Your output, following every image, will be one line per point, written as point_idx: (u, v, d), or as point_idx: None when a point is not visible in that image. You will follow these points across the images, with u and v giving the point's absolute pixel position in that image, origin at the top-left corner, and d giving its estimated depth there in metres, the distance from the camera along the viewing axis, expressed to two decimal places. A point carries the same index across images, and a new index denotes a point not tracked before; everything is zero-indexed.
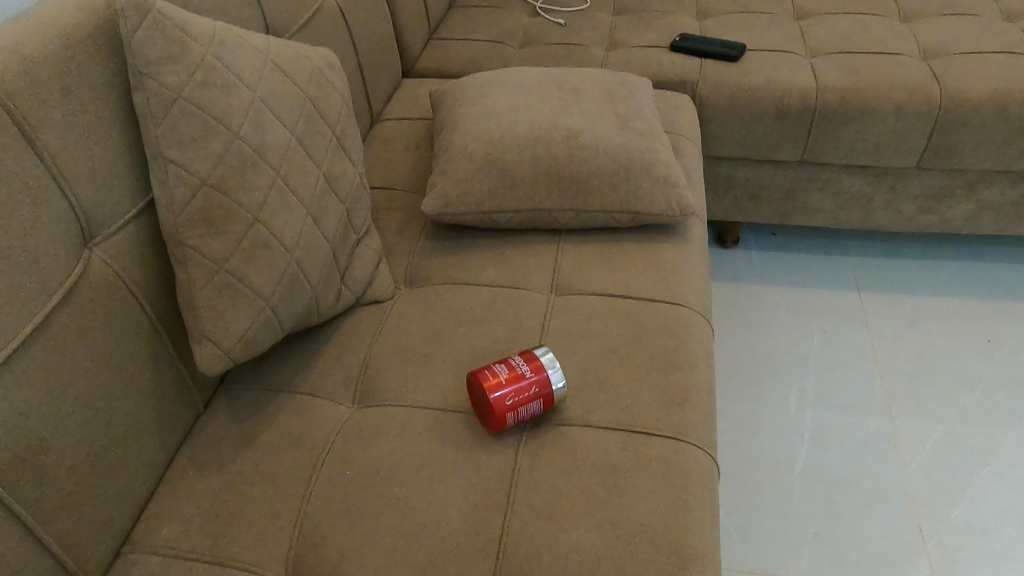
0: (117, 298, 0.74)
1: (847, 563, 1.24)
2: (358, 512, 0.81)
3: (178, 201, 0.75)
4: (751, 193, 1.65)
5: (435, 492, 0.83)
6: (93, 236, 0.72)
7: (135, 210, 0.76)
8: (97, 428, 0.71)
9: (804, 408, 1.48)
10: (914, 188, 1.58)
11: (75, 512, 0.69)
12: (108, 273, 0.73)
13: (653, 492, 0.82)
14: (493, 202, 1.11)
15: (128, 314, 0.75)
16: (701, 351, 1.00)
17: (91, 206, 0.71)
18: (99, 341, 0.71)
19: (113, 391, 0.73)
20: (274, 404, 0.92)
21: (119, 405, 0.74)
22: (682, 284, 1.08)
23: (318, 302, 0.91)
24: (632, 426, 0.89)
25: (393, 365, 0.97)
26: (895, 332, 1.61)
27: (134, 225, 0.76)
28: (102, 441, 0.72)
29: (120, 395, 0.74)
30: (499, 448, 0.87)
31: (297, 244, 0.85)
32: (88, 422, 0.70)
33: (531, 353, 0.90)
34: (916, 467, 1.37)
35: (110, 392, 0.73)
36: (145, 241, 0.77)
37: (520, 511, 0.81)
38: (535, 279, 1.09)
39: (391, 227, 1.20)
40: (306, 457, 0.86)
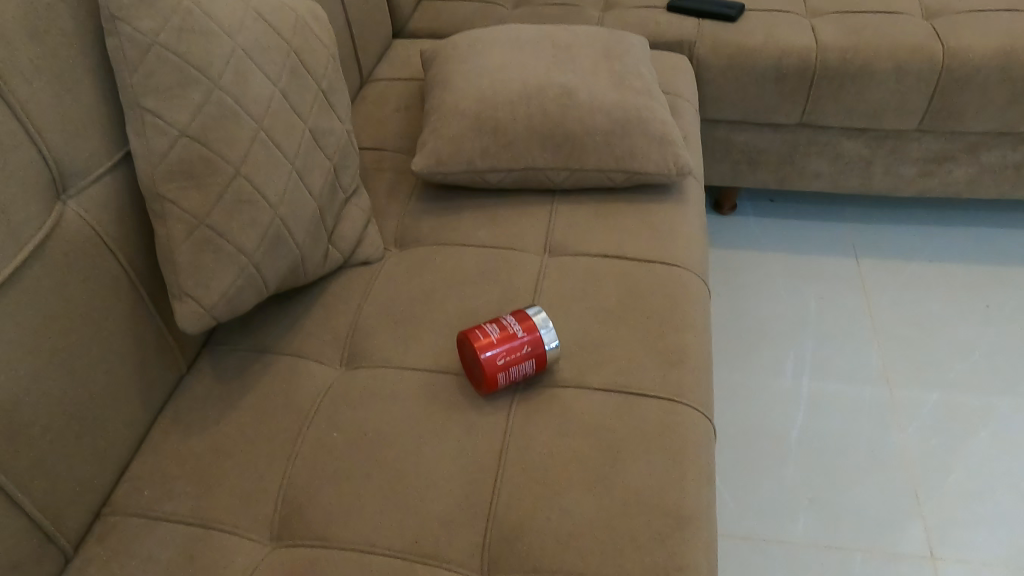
0: (92, 251, 0.72)
1: (842, 529, 1.23)
2: (346, 474, 0.79)
3: (156, 152, 0.72)
4: (748, 157, 1.63)
5: (426, 454, 0.81)
6: (67, 187, 0.70)
7: (111, 162, 0.74)
8: (73, 385, 0.69)
9: (801, 375, 1.46)
10: (914, 151, 1.55)
11: (51, 471, 0.67)
12: (83, 226, 0.70)
13: (648, 453, 0.81)
14: (485, 161, 1.09)
15: (105, 270, 0.73)
16: (697, 312, 0.98)
17: (64, 156, 0.68)
18: (74, 295, 0.69)
19: (89, 347, 0.71)
20: (260, 365, 0.90)
21: (96, 362, 0.72)
22: (678, 245, 1.06)
23: (304, 261, 0.89)
24: (626, 387, 0.87)
25: (383, 327, 0.95)
26: (893, 299, 1.60)
27: (109, 177, 0.74)
28: (79, 399, 0.70)
29: (96, 352, 0.72)
30: (490, 410, 0.86)
31: (282, 200, 0.83)
32: (65, 379, 0.68)
33: (523, 313, 0.88)
34: (912, 433, 1.36)
35: (86, 348, 0.71)
36: (122, 194, 0.75)
37: (512, 473, 0.79)
38: (528, 240, 1.07)
39: (381, 187, 1.17)
40: (292, 419, 0.84)
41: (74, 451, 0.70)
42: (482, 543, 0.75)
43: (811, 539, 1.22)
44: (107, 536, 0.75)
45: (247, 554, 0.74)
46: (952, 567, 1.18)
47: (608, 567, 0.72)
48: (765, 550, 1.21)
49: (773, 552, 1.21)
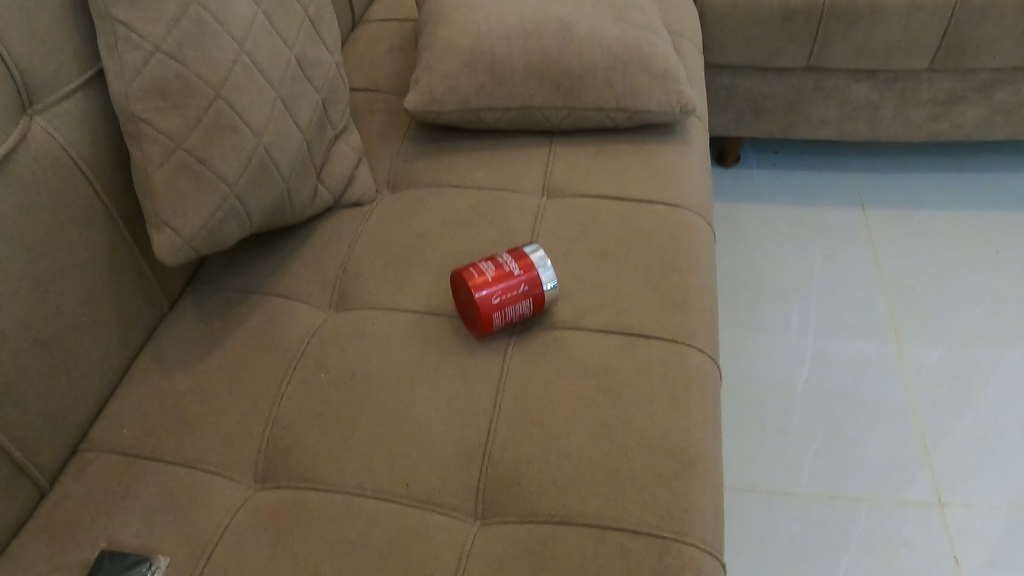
0: (62, 171, 0.70)
1: (848, 479, 1.21)
2: (335, 417, 0.76)
3: (129, 68, 0.69)
4: (753, 103, 1.58)
5: (418, 397, 0.78)
6: (34, 101, 0.68)
7: (82, 79, 0.72)
8: (37, 309, 0.68)
9: (806, 327, 1.43)
10: (924, 93, 1.52)
11: (12, 396, 0.66)
12: (51, 143, 0.69)
13: (650, 394, 0.77)
14: (481, 99, 1.04)
15: (75, 191, 0.71)
16: (702, 253, 0.94)
17: (30, 68, 0.66)
18: (41, 215, 0.68)
19: (58, 271, 0.70)
20: (246, 307, 0.87)
21: (65, 287, 0.71)
22: (681, 186, 1.02)
23: (291, 196, 0.86)
24: (627, 328, 0.83)
25: (374, 269, 0.91)
26: (900, 248, 1.56)
27: (80, 95, 0.72)
28: (44, 324, 0.69)
29: (65, 276, 0.71)
30: (486, 352, 0.82)
31: (266, 128, 0.80)
32: (28, 302, 0.67)
33: (520, 251, 0.84)
34: (919, 382, 1.33)
35: (54, 271, 0.69)
36: (94, 114, 0.73)
37: (508, 415, 0.76)
38: (525, 181, 1.03)
39: (373, 128, 1.12)
40: (278, 361, 0.82)
41: (42, 376, 0.69)
42: (476, 487, 0.72)
43: (817, 490, 1.20)
44: (84, 472, 0.73)
45: (231, 496, 0.72)
46: (959, 514, 1.16)
47: (609, 509, 0.69)
48: (770, 502, 1.19)
49: (778, 504, 1.19)
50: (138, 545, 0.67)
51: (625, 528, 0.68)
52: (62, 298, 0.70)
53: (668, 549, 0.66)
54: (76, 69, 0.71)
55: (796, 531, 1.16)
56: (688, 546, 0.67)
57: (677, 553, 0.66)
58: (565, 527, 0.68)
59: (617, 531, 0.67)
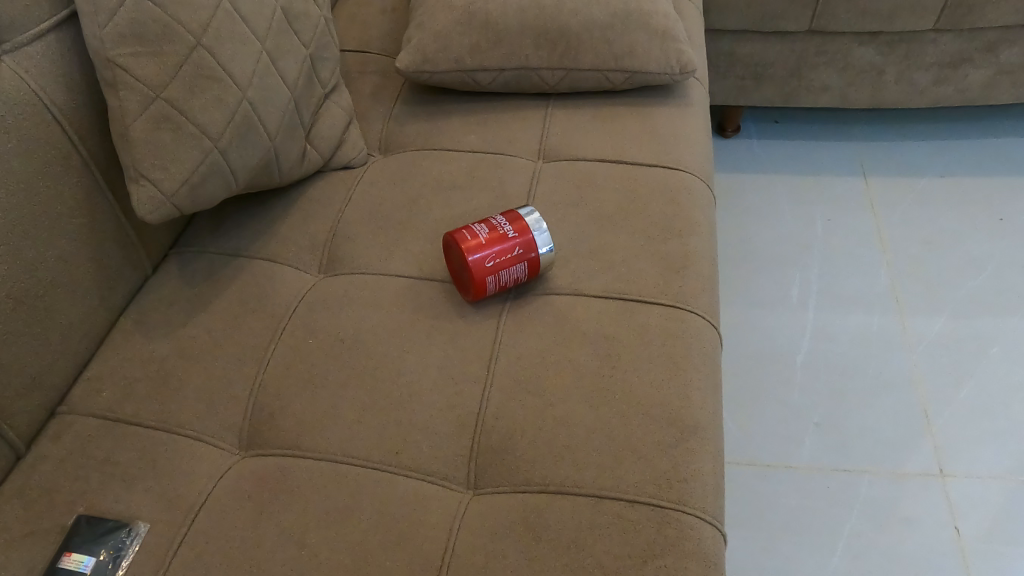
0: (33, 118, 0.66)
1: (849, 451, 1.19)
2: (324, 383, 0.74)
3: (103, 9, 0.66)
4: (754, 70, 1.56)
5: (408, 363, 0.75)
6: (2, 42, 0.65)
7: (54, 22, 0.69)
8: (11, 261, 0.65)
9: (807, 299, 1.40)
10: (930, 55, 1.50)
11: None
12: (21, 88, 0.65)
13: (649, 361, 0.75)
14: (475, 59, 1.01)
15: (49, 141, 0.68)
16: (702, 217, 0.91)
17: None
18: (12, 163, 0.64)
19: (31, 223, 0.67)
20: (231, 271, 0.84)
21: (39, 241, 0.68)
22: (682, 149, 0.99)
23: (277, 154, 0.83)
24: (626, 293, 0.81)
25: (365, 232, 0.88)
26: (903, 217, 1.53)
27: (51, 39, 0.69)
28: (18, 278, 0.66)
29: (40, 230, 0.68)
30: (479, 317, 0.80)
31: (250, 82, 0.76)
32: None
33: (515, 213, 0.81)
34: (922, 352, 1.31)
35: (27, 223, 0.66)
36: (67, 60, 0.70)
37: (502, 381, 0.74)
38: (521, 144, 1.00)
39: (364, 90, 1.09)
40: (265, 325, 0.79)
41: (16, 332, 0.67)
42: (469, 456, 0.70)
43: (817, 462, 1.18)
44: (61, 436, 0.70)
45: (215, 463, 0.69)
46: (961, 484, 1.14)
47: (606, 478, 0.66)
48: (769, 475, 1.17)
49: (778, 476, 1.17)
50: (117, 511, 0.65)
51: (622, 498, 0.65)
52: (36, 252, 0.68)
53: (667, 518, 0.64)
54: (47, 10, 0.68)
55: (796, 504, 1.14)
56: (688, 516, 0.65)
57: (677, 522, 0.64)
58: (560, 496, 0.66)
59: (614, 500, 0.65)
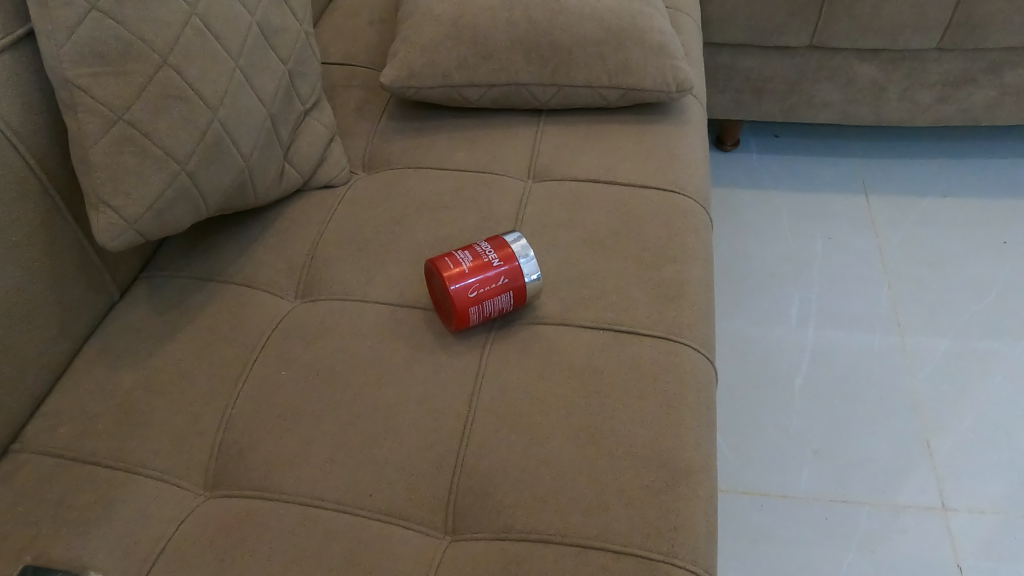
0: None
1: (848, 480, 1.15)
2: (295, 418, 0.70)
3: (61, 26, 0.63)
4: (754, 84, 1.53)
5: (385, 398, 0.71)
6: None
7: (10, 39, 0.65)
8: None
9: (807, 320, 1.37)
10: (933, 73, 1.47)
11: None
12: None
13: (641, 397, 0.71)
14: (463, 75, 0.97)
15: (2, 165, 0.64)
16: (699, 243, 0.87)
17: None
18: None
19: None
20: (202, 296, 0.80)
21: None
22: (678, 170, 0.95)
23: (252, 175, 0.80)
24: (617, 324, 0.77)
25: (345, 256, 0.84)
26: (905, 238, 1.49)
27: (6, 56, 0.65)
28: None
29: None
30: (462, 348, 0.76)
31: (222, 100, 0.73)
32: None
33: (501, 239, 0.77)
34: (924, 379, 1.27)
35: None
36: (23, 79, 0.66)
37: (484, 419, 0.70)
38: (510, 163, 0.96)
39: (350, 104, 1.05)
40: (236, 355, 0.75)
41: None
42: (446, 499, 0.66)
43: (815, 492, 1.14)
44: (15, 474, 0.66)
45: (175, 504, 0.66)
46: (964, 518, 1.10)
47: (592, 528, 0.62)
48: (765, 505, 1.14)
49: (773, 506, 1.13)
50: (68, 558, 0.61)
51: (608, 549, 0.61)
52: None
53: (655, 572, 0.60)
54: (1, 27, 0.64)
55: (792, 536, 1.10)
56: (679, 570, 0.61)
57: None
58: (542, 547, 0.62)
59: (600, 552, 0.61)
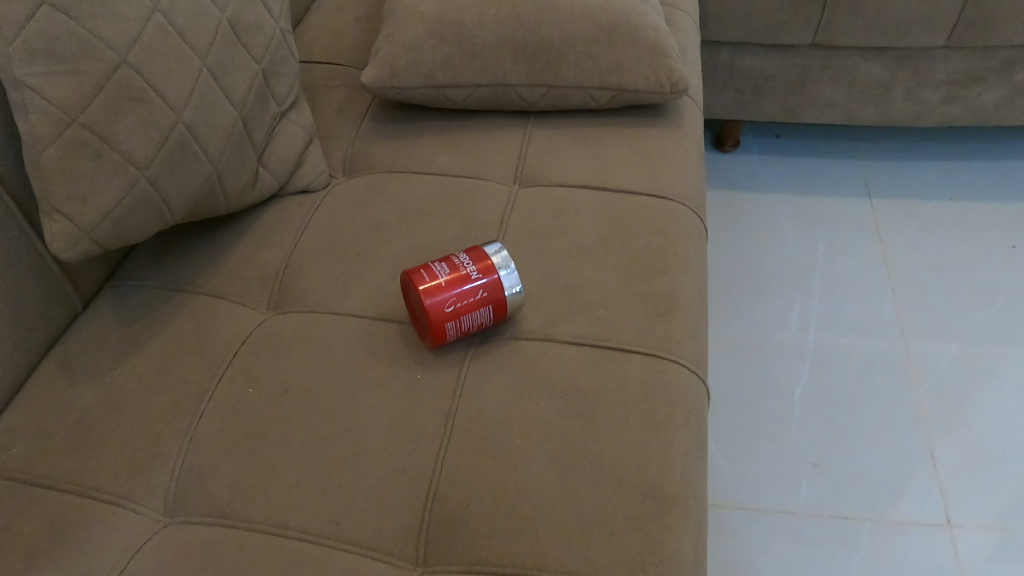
0: None
1: (848, 495, 1.11)
2: (261, 438, 0.66)
3: (9, 21, 0.58)
4: (755, 83, 1.50)
5: (357, 417, 0.68)
6: None
7: None
8: None
9: (807, 326, 1.33)
10: (940, 73, 1.43)
11: None
12: None
13: (626, 419, 0.67)
14: (448, 75, 0.93)
15: None
16: (692, 252, 0.83)
17: None
18: None
19: None
20: (169, 307, 0.77)
21: None
22: (672, 175, 0.91)
23: (222, 181, 0.76)
24: (603, 340, 0.73)
25: (320, 265, 0.80)
26: (909, 242, 1.45)
27: None
28: None
29: None
30: (440, 364, 0.72)
31: (187, 102, 0.70)
32: None
33: (481, 250, 0.73)
34: (929, 389, 1.23)
35: None
36: None
37: (461, 441, 0.66)
38: (496, 167, 0.92)
39: (331, 104, 1.01)
40: (202, 370, 0.71)
41: None
42: (418, 527, 0.62)
43: (814, 508, 1.10)
44: None
45: (132, 530, 0.62)
46: (970, 536, 1.06)
47: (571, 561, 0.59)
48: (762, 521, 1.10)
49: (771, 522, 1.09)
50: None
51: None
52: None
53: None
54: None
55: (791, 553, 1.06)
56: None
57: None
58: None
59: None
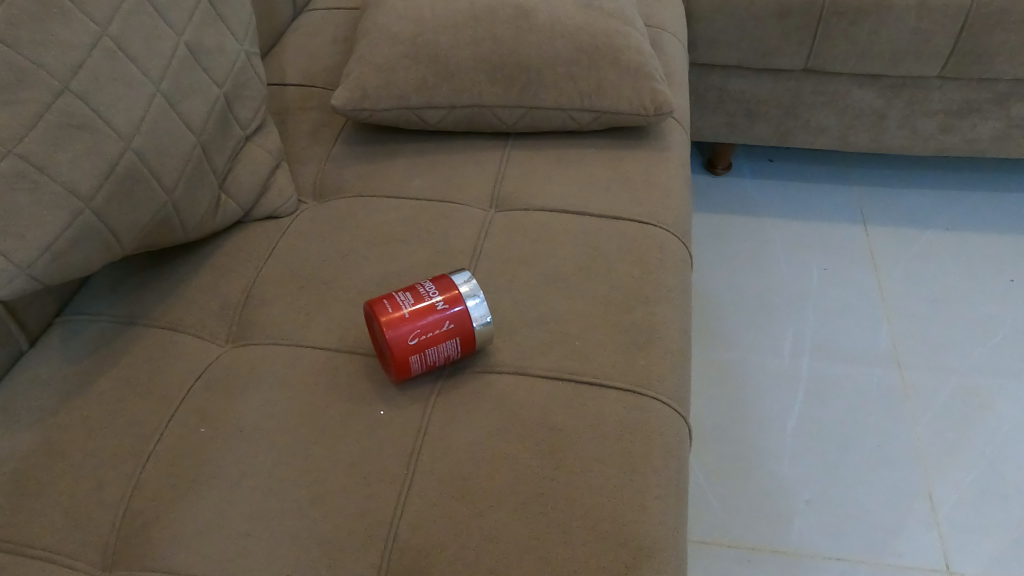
0: None
1: (843, 535, 1.07)
2: (210, 482, 0.62)
3: None
4: (746, 108, 1.47)
5: (314, 459, 0.63)
6: None
7: None
8: None
9: (801, 355, 1.29)
10: (934, 102, 1.40)
11: None
12: None
13: (600, 462, 0.63)
14: (422, 97, 0.90)
15: None
16: (674, 282, 0.80)
17: None
18: None
19: None
20: (121, 341, 0.73)
21: None
22: (655, 200, 0.87)
23: (179, 210, 0.73)
24: (578, 374, 0.69)
25: (282, 294, 0.76)
26: (905, 272, 1.42)
27: None
28: None
29: None
30: (404, 400, 0.68)
31: (137, 129, 0.66)
32: None
33: (449, 279, 0.69)
34: (925, 425, 1.19)
35: None
36: None
37: (424, 485, 0.61)
38: (472, 191, 0.88)
39: (303, 127, 0.98)
40: (151, 409, 0.67)
41: None
42: None
43: (808, 548, 1.06)
44: None
45: None
46: None
47: None
48: (753, 561, 1.05)
49: (762, 562, 1.04)
50: None
51: None
52: None
53: None
54: None
55: None
56: None
57: None
58: None
59: None
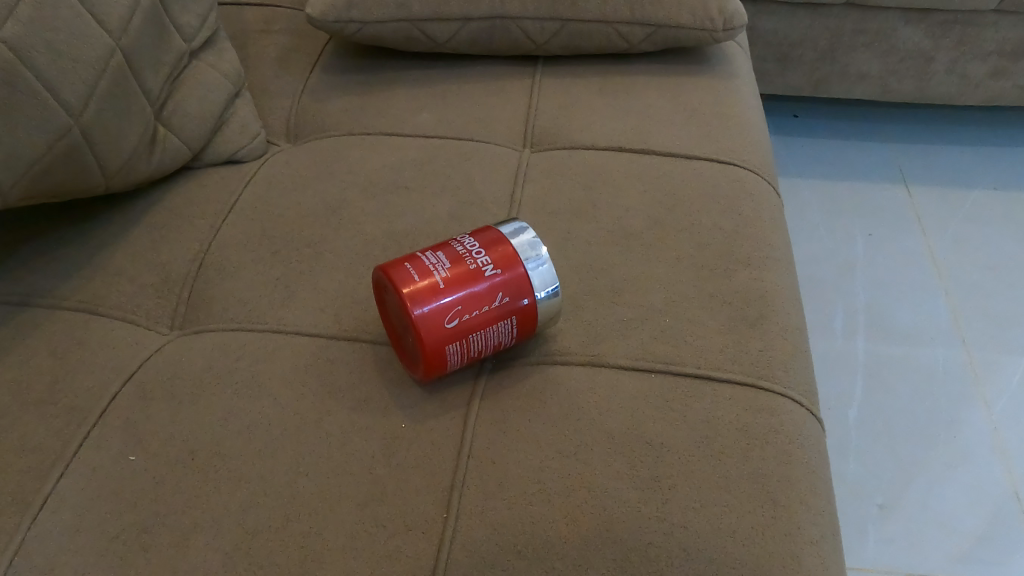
0: None
1: (926, 547, 0.88)
2: (147, 537, 0.41)
3: None
4: (777, 51, 1.28)
5: (307, 499, 0.42)
6: None
7: None
8: None
9: (855, 334, 1.10)
10: (988, 42, 1.22)
11: None
12: None
13: (724, 493, 0.43)
14: (426, 6, 0.69)
15: None
16: (777, 237, 0.60)
17: None
18: None
19: None
20: (14, 331, 0.51)
21: None
22: (734, 135, 0.68)
23: (93, 144, 0.51)
24: (677, 364, 0.49)
25: (251, 261, 0.55)
26: (956, 238, 1.24)
27: None
28: None
29: None
30: (434, 405, 0.47)
31: (11, 15, 0.45)
32: None
33: (494, 231, 0.48)
34: (1003, 413, 1.01)
35: None
36: None
37: (474, 536, 0.41)
38: (496, 126, 0.68)
39: (269, 52, 0.76)
40: (57, 428, 0.46)
41: None
42: None
43: (889, 564, 0.86)
44: None
45: None
46: None
47: None
48: None
49: None
50: None
51: None
52: None
53: None
54: None
55: None
56: None
57: None
58: None
59: None
